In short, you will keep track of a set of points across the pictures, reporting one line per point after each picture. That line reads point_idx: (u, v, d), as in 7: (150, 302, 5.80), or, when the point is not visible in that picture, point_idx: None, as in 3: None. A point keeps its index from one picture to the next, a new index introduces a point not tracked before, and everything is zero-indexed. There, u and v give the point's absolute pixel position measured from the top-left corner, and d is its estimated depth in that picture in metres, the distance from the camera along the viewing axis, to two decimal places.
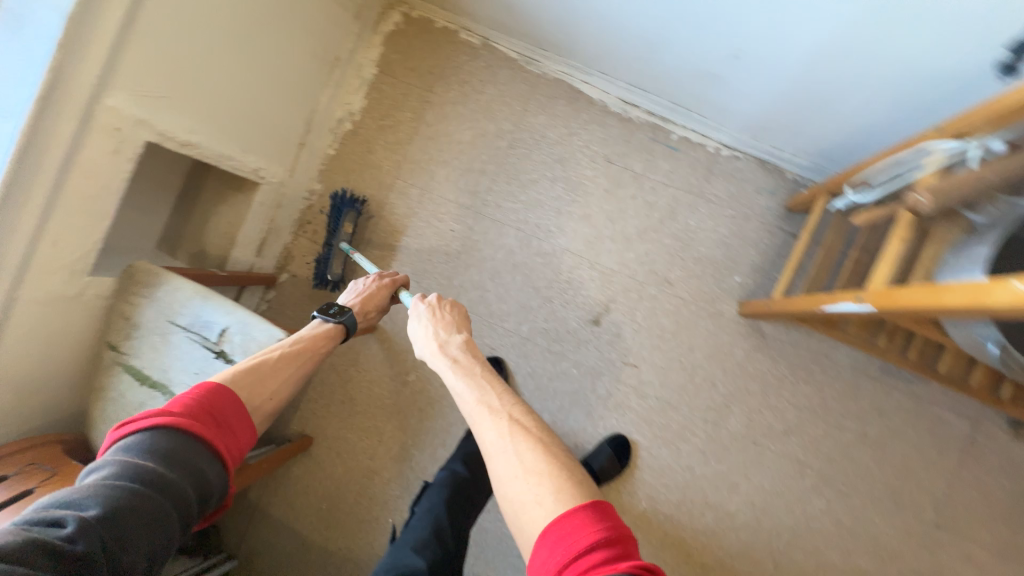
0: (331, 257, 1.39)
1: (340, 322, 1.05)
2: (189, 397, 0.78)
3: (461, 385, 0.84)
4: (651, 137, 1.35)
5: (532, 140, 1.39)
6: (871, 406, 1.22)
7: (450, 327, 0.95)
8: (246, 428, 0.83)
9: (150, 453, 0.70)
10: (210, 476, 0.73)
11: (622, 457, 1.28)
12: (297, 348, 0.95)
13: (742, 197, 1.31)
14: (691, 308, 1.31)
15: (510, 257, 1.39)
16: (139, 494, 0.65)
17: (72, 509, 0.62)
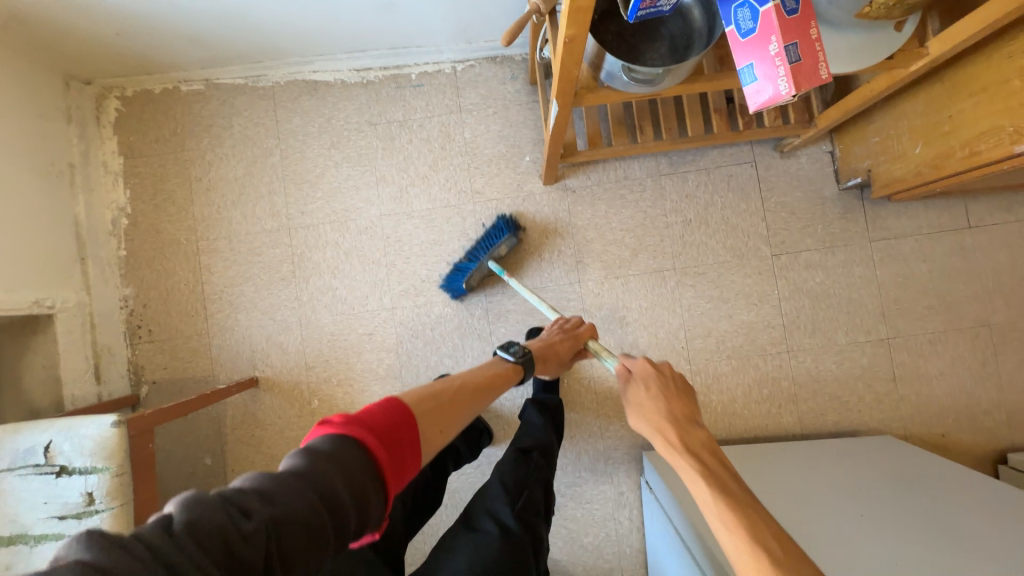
0: (472, 270, 1.32)
1: (520, 366, 1.01)
2: (382, 412, 0.64)
3: (711, 508, 0.67)
4: (395, 87, 1.44)
5: (299, 141, 1.44)
6: (680, 196, 1.39)
7: (685, 413, 0.81)
8: (411, 461, 0.64)
9: (335, 457, 0.54)
10: (374, 512, 0.55)
11: None
12: (476, 387, 0.88)
13: (493, 93, 1.43)
14: (507, 202, 1.41)
15: (339, 248, 1.42)
16: (312, 499, 0.49)
17: (262, 490, 0.49)
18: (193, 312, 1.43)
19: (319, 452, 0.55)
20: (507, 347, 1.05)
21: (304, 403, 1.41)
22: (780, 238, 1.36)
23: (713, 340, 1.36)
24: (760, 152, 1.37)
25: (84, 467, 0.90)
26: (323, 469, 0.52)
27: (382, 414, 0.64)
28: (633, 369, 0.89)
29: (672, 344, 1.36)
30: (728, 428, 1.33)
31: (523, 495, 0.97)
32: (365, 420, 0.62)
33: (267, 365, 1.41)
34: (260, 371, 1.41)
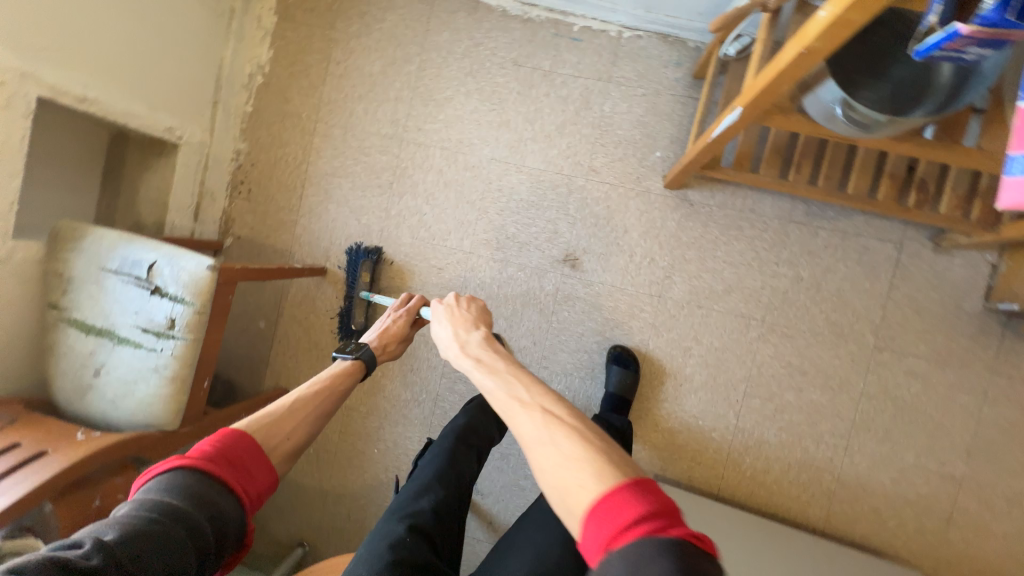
0: (352, 307, 1.40)
1: (358, 357, 1.04)
2: (213, 436, 0.72)
3: (489, 381, 0.77)
4: (554, 33, 1.36)
5: (440, 57, 1.40)
6: (801, 249, 1.27)
7: (468, 325, 0.94)
8: (264, 469, 0.74)
9: (164, 485, 0.63)
10: (229, 512, 0.65)
11: (627, 363, 1.29)
12: (316, 387, 0.93)
13: (650, 73, 1.33)
14: (619, 191, 1.34)
15: (440, 176, 1.41)
16: (146, 523, 0.57)
17: (91, 534, 0.55)
18: (291, 186, 1.48)
19: (149, 489, 0.63)
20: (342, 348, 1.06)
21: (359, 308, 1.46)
22: (891, 333, 1.24)
23: (772, 406, 1.28)
24: (910, 237, 1.23)
25: (174, 296, 0.97)
26: (156, 497, 0.61)
27: (220, 441, 0.71)
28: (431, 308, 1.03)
29: (727, 394, 1.30)
30: (749, 496, 1.28)
31: None
32: (201, 449, 0.69)
33: (338, 260, 1.46)
34: (330, 263, 1.46)
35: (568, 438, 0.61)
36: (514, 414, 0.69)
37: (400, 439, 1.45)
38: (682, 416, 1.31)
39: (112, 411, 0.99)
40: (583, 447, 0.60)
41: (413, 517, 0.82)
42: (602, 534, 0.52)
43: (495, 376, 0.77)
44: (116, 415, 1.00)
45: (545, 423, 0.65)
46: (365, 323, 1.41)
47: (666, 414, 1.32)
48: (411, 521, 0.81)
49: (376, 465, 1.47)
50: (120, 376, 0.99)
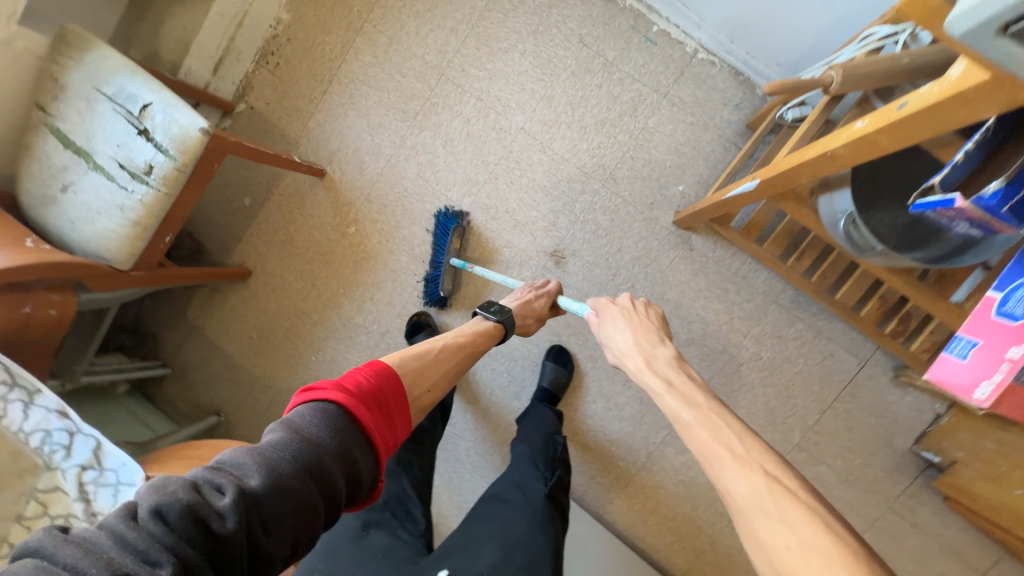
0: (440, 275, 1.36)
1: (501, 321, 1.08)
2: (366, 374, 0.72)
3: (686, 412, 0.69)
4: (631, 25, 1.28)
5: (509, 4, 1.33)
6: (771, 331, 1.28)
7: (652, 337, 0.88)
8: (400, 418, 0.75)
9: (309, 423, 0.63)
10: (365, 468, 0.64)
11: (565, 363, 1.34)
12: (460, 341, 0.97)
13: (707, 105, 1.27)
14: (628, 208, 1.32)
15: (465, 126, 1.37)
16: (288, 479, 0.58)
17: (238, 472, 0.57)
18: (319, 77, 1.43)
19: (302, 420, 0.64)
20: (486, 307, 1.12)
21: (343, 223, 1.45)
22: (816, 438, 1.27)
23: (682, 460, 1.33)
24: (875, 360, 1.24)
25: (159, 144, 0.96)
26: (306, 436, 0.62)
27: (368, 383, 0.72)
28: (599, 308, 0.98)
29: (647, 434, 1.34)
30: (628, 527, 1.35)
31: (555, 475, 1.01)
32: (350, 387, 0.70)
33: (340, 168, 1.44)
34: (332, 169, 1.44)
35: (807, 519, 0.53)
36: (721, 468, 0.60)
37: (339, 357, 1.50)
38: (599, 437, 1.36)
39: (70, 231, 1.01)
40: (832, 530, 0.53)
41: (369, 515, 0.96)
42: None
43: (696, 409, 0.69)
44: (72, 237, 1.01)
45: (770, 489, 0.57)
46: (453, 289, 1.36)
47: (585, 429, 1.36)
48: (367, 518, 0.95)
49: (309, 372, 1.52)
50: (86, 201, 0.99)
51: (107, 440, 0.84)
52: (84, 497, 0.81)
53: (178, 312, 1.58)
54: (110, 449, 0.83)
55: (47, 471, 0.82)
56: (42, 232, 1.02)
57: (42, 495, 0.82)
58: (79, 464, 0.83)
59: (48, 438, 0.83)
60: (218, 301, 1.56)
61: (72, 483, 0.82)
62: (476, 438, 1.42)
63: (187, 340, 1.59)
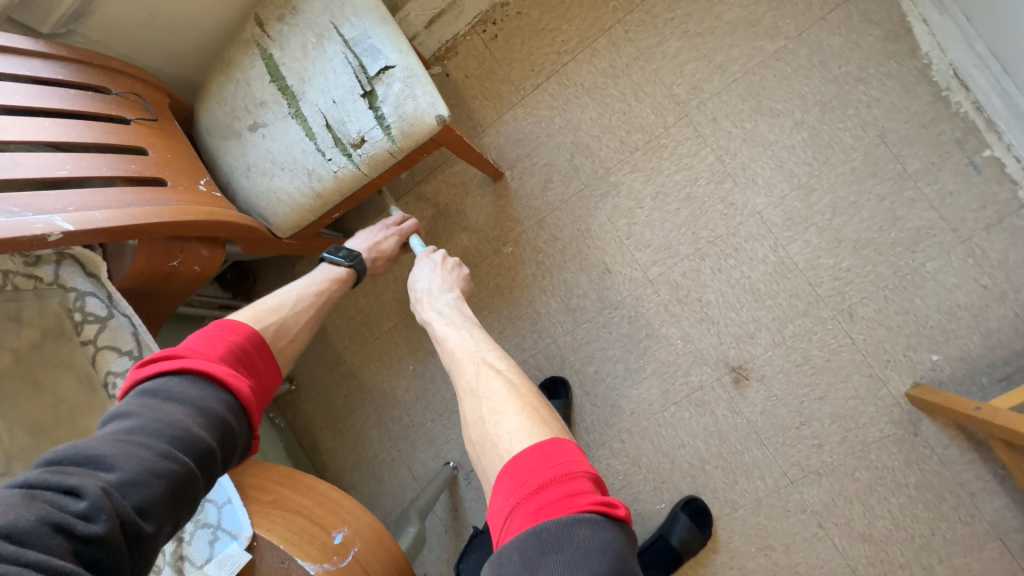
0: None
1: (352, 269, 0.96)
2: (229, 335, 0.71)
3: (449, 333, 0.86)
4: (956, 138, 0.99)
5: (805, 61, 1.05)
6: (980, 572, 0.99)
7: (449, 284, 0.96)
8: (269, 373, 0.75)
9: (173, 398, 0.61)
10: (240, 431, 0.65)
11: (702, 526, 1.10)
12: (313, 290, 0.89)
13: (1016, 271, 0.97)
14: (854, 355, 1.05)
15: (689, 183, 1.12)
16: (159, 459, 0.56)
17: (86, 470, 0.52)
18: (537, 67, 1.20)
19: (163, 398, 0.61)
20: (335, 251, 0.98)
21: (500, 238, 1.24)
22: None
23: None
24: None
25: (382, 117, 0.76)
26: (170, 413, 0.60)
27: (231, 345, 0.71)
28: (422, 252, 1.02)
29: None
30: None
31: None
32: (212, 351, 0.68)
33: (522, 178, 1.23)
34: (511, 175, 1.23)
35: (512, 397, 0.70)
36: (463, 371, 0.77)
37: (439, 377, 1.31)
38: None
39: (241, 178, 0.84)
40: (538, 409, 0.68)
41: None
42: (513, 496, 0.57)
43: (454, 329, 0.86)
44: (239, 183, 0.84)
45: (505, 390, 0.71)
46: None
47: None
48: None
49: (400, 379, 1.34)
50: (271, 149, 0.82)
51: None
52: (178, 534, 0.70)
53: (286, 261, 1.43)
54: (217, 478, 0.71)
55: None
56: (212, 166, 0.85)
57: None
58: None
59: None
60: None
61: None
62: None
63: None
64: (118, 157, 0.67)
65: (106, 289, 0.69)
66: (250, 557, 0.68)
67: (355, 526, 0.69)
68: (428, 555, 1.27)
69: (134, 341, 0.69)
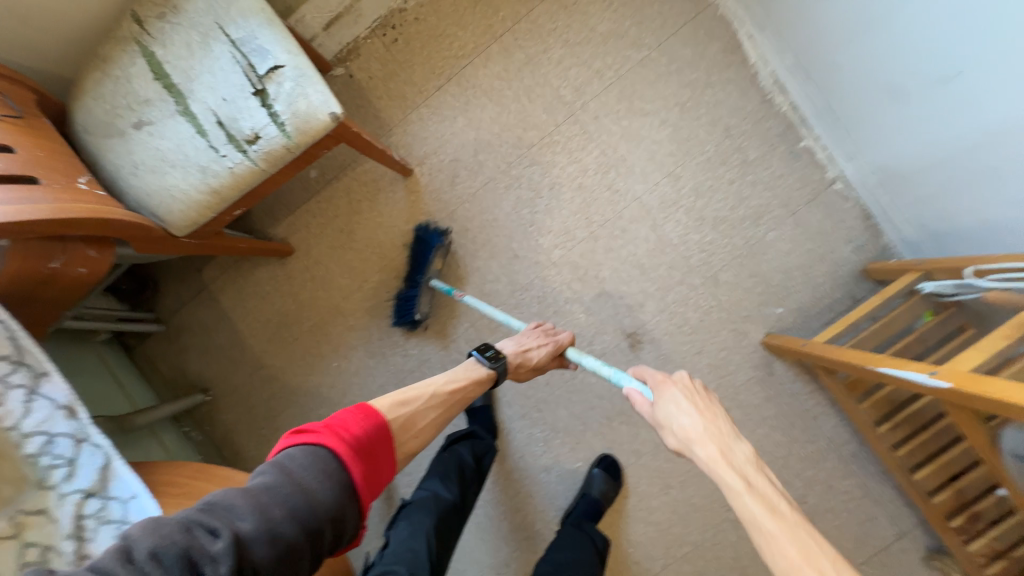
0: (419, 296, 1.25)
1: (495, 370, 0.94)
2: (360, 417, 0.67)
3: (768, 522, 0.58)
4: (780, 131, 1.23)
5: (665, 67, 1.24)
6: (823, 478, 1.23)
7: (722, 423, 0.71)
8: (389, 462, 0.70)
9: (304, 466, 0.60)
10: (348, 515, 0.60)
11: (613, 477, 1.24)
12: (451, 388, 0.86)
13: (831, 236, 1.22)
14: (721, 314, 1.25)
15: (580, 174, 1.26)
16: (280, 523, 0.55)
17: (229, 514, 0.54)
18: (437, 70, 1.28)
19: (296, 463, 0.60)
20: (482, 351, 0.97)
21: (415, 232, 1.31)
22: None
23: None
24: (914, 536, 1.20)
25: (276, 114, 0.80)
26: (295, 479, 0.58)
27: (365, 424, 0.68)
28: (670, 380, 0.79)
29: (670, 548, 1.24)
30: None
31: None
32: (346, 429, 0.65)
33: (432, 175, 1.30)
34: (421, 172, 1.30)
35: None
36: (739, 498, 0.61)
37: (363, 371, 1.33)
38: (620, 538, 1.26)
39: (129, 177, 0.82)
40: (819, 549, 0.55)
41: None
42: None
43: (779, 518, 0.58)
44: (127, 182, 0.83)
45: None
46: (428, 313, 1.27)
47: (608, 526, 1.26)
48: None
49: (325, 377, 1.34)
50: (161, 147, 0.81)
51: (119, 459, 0.69)
52: (76, 535, 0.64)
53: (192, 268, 1.38)
54: (121, 473, 0.68)
55: (36, 491, 0.65)
56: (93, 165, 0.83)
57: (17, 521, 0.63)
58: (80, 490, 0.66)
59: (48, 448, 0.66)
60: (246, 271, 1.36)
61: (66, 514, 0.65)
62: (487, 500, 1.30)
63: (193, 302, 1.38)
64: None
65: None
66: None
67: None
68: (365, 545, 1.29)
69: (11, 344, 0.66)
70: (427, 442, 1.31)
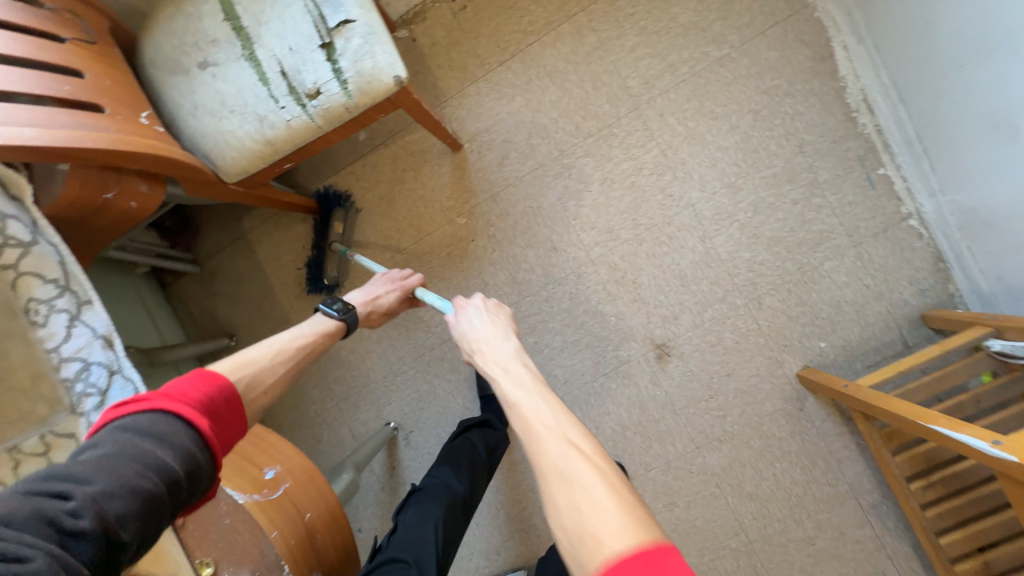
0: (325, 259, 1.30)
1: (343, 321, 0.88)
2: (202, 381, 0.63)
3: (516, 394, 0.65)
4: (859, 155, 1.14)
5: (744, 70, 1.16)
6: (837, 524, 1.18)
7: (505, 331, 0.80)
8: (237, 420, 0.65)
9: (144, 429, 0.54)
10: (208, 470, 0.56)
11: None
12: (300, 344, 0.80)
13: (893, 275, 1.14)
14: (759, 338, 1.19)
15: (634, 173, 1.21)
16: (134, 480, 0.49)
17: (72, 480, 0.48)
18: (503, 44, 1.23)
19: (135, 428, 0.54)
20: (329, 303, 0.91)
21: (456, 209, 1.28)
22: None
23: None
24: None
25: (339, 71, 0.77)
26: (141, 440, 0.53)
27: (203, 386, 0.63)
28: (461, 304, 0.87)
29: None
30: None
31: None
32: (184, 394, 0.60)
33: (481, 153, 1.26)
34: (470, 149, 1.26)
35: (570, 426, 0.59)
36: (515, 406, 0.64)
37: (385, 340, 1.33)
38: None
39: (187, 117, 0.82)
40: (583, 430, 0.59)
41: None
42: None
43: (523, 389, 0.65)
44: (185, 122, 0.82)
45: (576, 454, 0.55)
46: (336, 278, 1.31)
47: None
48: None
49: (346, 340, 1.35)
50: (222, 90, 0.80)
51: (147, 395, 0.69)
52: None
53: (233, 214, 1.39)
54: None
55: (67, 415, 0.66)
56: (155, 101, 0.83)
57: (47, 440, 0.65)
58: None
59: (83, 374, 0.67)
60: (284, 225, 1.37)
61: None
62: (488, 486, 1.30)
63: (229, 248, 1.39)
64: (52, 76, 0.64)
65: (32, 214, 0.67)
66: None
67: (288, 465, 0.74)
68: (363, 510, 1.32)
69: (60, 269, 0.67)
70: (438, 420, 1.31)
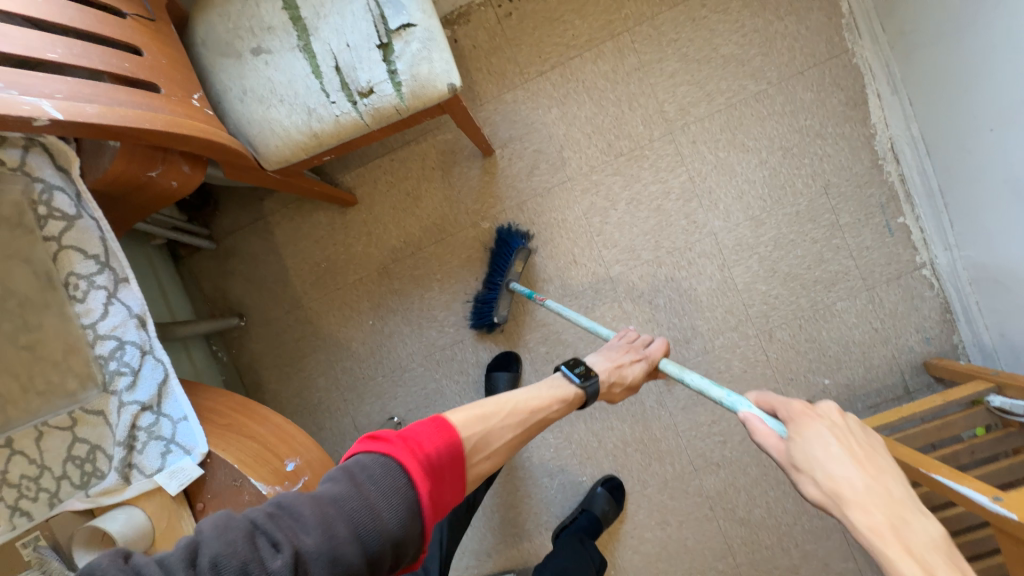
0: (498, 298, 1.25)
1: (584, 390, 0.81)
2: (435, 431, 0.61)
3: None
4: (880, 202, 1.17)
5: (779, 107, 1.18)
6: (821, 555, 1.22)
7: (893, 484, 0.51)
8: (456, 484, 0.62)
9: (370, 479, 0.54)
10: (414, 539, 0.55)
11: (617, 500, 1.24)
12: (534, 407, 0.74)
13: (901, 320, 1.18)
14: (767, 370, 1.21)
15: (661, 196, 1.22)
16: (342, 544, 0.50)
17: (292, 526, 0.51)
18: (545, 55, 1.24)
19: (364, 474, 0.55)
20: (572, 366, 0.84)
21: (481, 213, 1.29)
22: None
23: None
24: None
25: (395, 73, 0.77)
26: (364, 493, 0.53)
27: (436, 439, 0.60)
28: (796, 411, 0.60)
29: None
30: None
31: None
32: (418, 445, 0.59)
33: (512, 160, 1.27)
34: (502, 155, 1.27)
35: None
36: None
37: (398, 336, 1.33)
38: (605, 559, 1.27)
39: (235, 101, 0.81)
40: None
41: None
42: None
43: None
44: (232, 105, 0.82)
45: None
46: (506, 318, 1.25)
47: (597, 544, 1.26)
48: None
49: (357, 330, 1.35)
50: (273, 78, 0.80)
51: (176, 378, 0.70)
52: (127, 444, 0.67)
53: (255, 194, 1.38)
54: (176, 393, 0.69)
55: (99, 393, 0.66)
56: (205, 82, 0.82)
57: (75, 415, 0.66)
58: (138, 402, 0.68)
59: (117, 353, 0.67)
60: (307, 210, 1.36)
61: (122, 422, 0.67)
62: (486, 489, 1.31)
63: (249, 228, 1.38)
64: (115, 51, 0.64)
65: (77, 187, 0.66)
66: (201, 472, 0.68)
67: (307, 458, 0.74)
68: None
69: (101, 246, 0.67)
70: None
